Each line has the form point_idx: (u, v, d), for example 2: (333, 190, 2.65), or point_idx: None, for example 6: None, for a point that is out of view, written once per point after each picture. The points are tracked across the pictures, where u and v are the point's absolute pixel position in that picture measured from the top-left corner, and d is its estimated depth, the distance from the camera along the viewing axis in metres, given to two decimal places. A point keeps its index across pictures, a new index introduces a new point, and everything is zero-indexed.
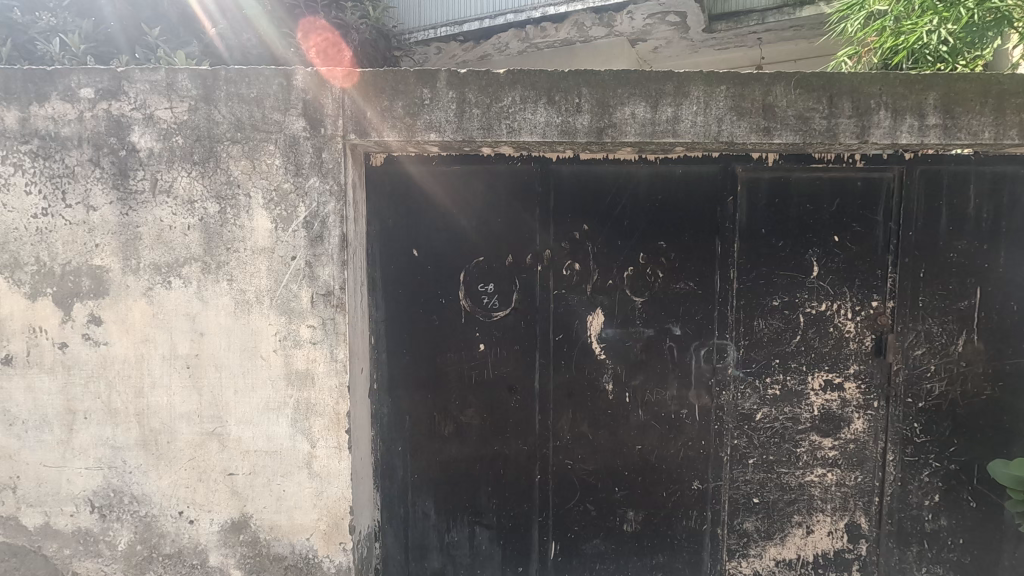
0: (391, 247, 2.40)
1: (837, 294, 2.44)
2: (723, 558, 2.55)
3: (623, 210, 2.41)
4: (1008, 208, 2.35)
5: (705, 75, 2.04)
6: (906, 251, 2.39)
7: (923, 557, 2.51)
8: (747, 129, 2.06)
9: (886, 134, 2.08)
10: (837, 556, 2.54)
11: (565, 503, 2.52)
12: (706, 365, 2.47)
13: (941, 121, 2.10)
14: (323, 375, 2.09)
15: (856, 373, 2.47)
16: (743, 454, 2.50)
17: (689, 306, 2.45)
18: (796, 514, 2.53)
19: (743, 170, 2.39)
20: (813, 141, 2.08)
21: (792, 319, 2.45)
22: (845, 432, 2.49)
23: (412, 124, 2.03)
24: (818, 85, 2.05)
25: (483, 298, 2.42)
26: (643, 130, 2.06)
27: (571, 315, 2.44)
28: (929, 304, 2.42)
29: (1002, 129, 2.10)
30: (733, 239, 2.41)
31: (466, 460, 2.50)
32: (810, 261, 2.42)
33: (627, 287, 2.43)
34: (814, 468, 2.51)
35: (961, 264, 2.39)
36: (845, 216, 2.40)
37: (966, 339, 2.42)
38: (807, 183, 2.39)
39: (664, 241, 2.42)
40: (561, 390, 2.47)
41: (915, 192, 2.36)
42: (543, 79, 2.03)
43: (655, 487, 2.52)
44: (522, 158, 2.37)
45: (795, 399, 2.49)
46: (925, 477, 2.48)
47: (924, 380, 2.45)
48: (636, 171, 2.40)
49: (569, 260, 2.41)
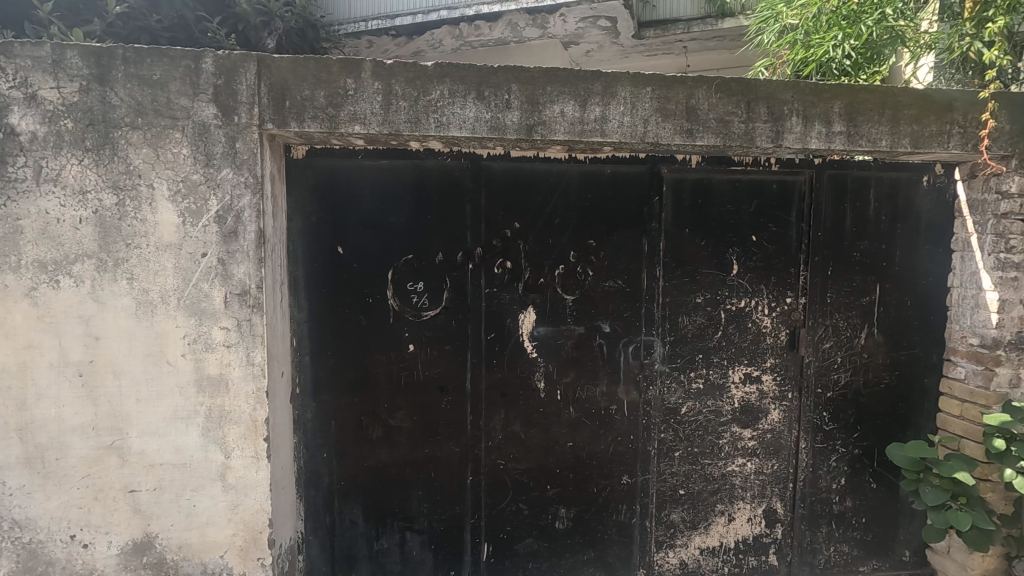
0: (315, 244, 2.28)
1: (755, 292, 2.56)
2: (652, 550, 2.61)
3: (554, 208, 2.41)
4: (902, 210, 2.57)
5: (632, 76, 2.08)
6: (816, 250, 2.54)
7: (832, 537, 2.69)
8: (672, 130, 2.12)
9: (797, 139, 2.21)
10: (756, 541, 2.66)
11: (498, 503, 2.50)
12: (634, 362, 2.52)
13: (846, 129, 2.24)
14: (239, 381, 1.96)
15: (772, 366, 2.60)
16: (669, 448, 2.58)
17: (618, 303, 2.48)
18: (719, 503, 2.63)
19: (668, 170, 2.45)
20: (732, 144, 2.17)
21: (714, 316, 2.55)
22: (763, 422, 2.62)
23: (335, 115, 1.94)
24: (738, 90, 2.14)
25: (412, 297, 2.35)
26: (572, 129, 2.08)
27: (503, 313, 2.42)
28: (836, 300, 2.59)
29: (897, 138, 2.28)
30: (660, 238, 2.47)
31: (395, 464, 2.42)
32: (731, 260, 2.53)
33: (558, 285, 2.44)
34: (735, 458, 2.62)
35: (864, 262, 2.58)
36: (762, 216, 2.52)
37: (867, 332, 2.63)
38: (728, 185, 2.50)
39: (594, 239, 2.44)
40: (493, 389, 2.45)
41: (824, 195, 2.52)
42: (472, 74, 2.00)
43: (586, 483, 2.55)
44: (453, 154, 2.32)
45: (717, 392, 2.59)
46: (833, 461, 2.65)
47: (832, 371, 2.62)
48: (567, 169, 2.41)
49: (500, 259, 2.39)
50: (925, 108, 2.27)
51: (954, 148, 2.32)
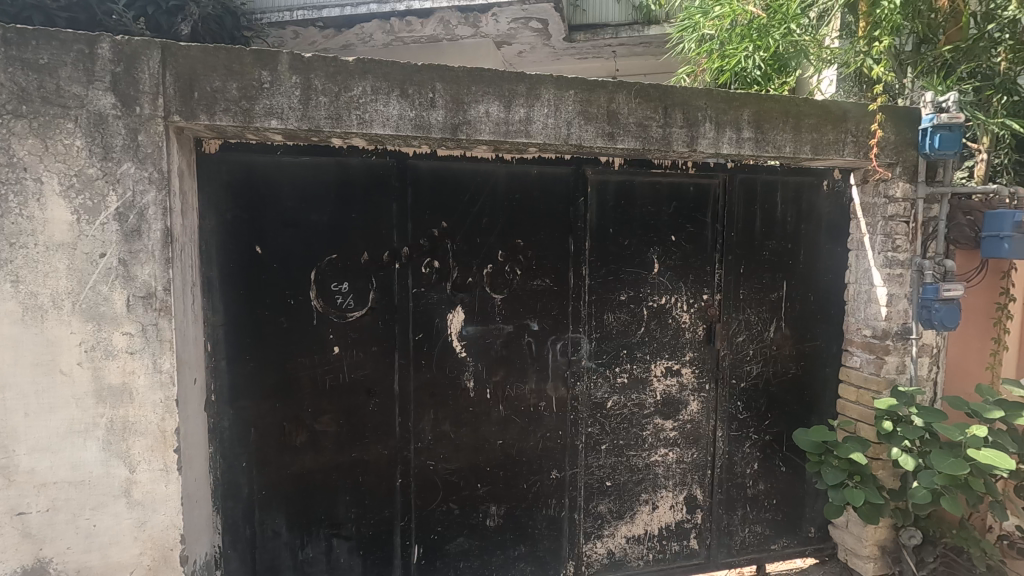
0: (231, 243, 2.16)
1: (674, 289, 2.67)
2: (580, 542, 2.67)
3: (482, 208, 2.42)
4: (806, 212, 2.77)
5: (555, 79, 2.13)
6: (729, 249, 2.69)
7: (746, 518, 2.86)
8: (594, 133, 2.19)
9: (710, 144, 2.33)
10: (678, 526, 2.79)
11: (428, 504, 2.48)
12: (562, 359, 2.57)
13: (754, 135, 2.39)
14: (145, 389, 1.84)
15: (691, 360, 2.73)
16: (596, 441, 2.66)
17: (546, 302, 2.53)
18: (644, 492, 2.74)
19: (593, 172, 2.52)
20: (651, 148, 2.27)
21: (637, 313, 2.65)
22: (683, 413, 2.74)
23: (249, 109, 1.85)
24: (655, 96, 2.24)
25: (336, 297, 2.28)
26: (497, 129, 2.10)
27: (431, 313, 2.40)
28: (747, 296, 2.76)
29: (799, 145, 2.45)
30: (585, 237, 2.53)
31: (320, 471, 2.35)
32: (652, 258, 2.63)
33: (486, 285, 2.45)
34: (658, 448, 2.73)
35: (772, 261, 2.76)
36: (681, 217, 2.64)
37: (776, 326, 2.81)
38: (648, 187, 2.59)
39: (521, 239, 2.47)
40: (422, 390, 2.43)
41: (736, 197, 2.67)
42: (395, 71, 1.97)
43: (516, 480, 2.57)
44: (377, 152, 2.27)
45: (640, 386, 2.69)
46: (747, 448, 2.83)
47: (744, 363, 2.79)
48: (493, 169, 2.42)
49: (428, 259, 2.37)
50: (823, 118, 2.46)
51: (848, 155, 2.52)
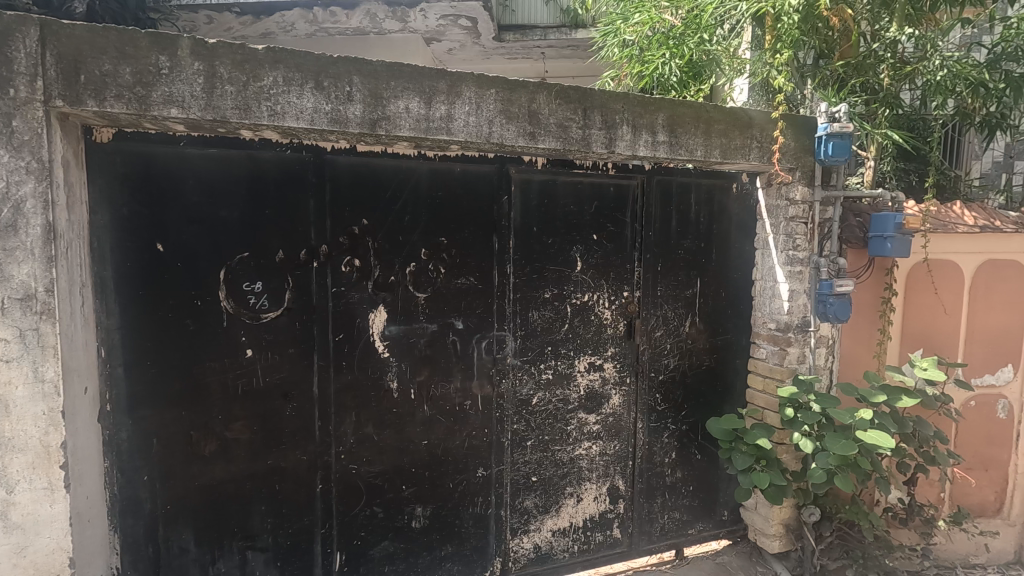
0: (127, 240, 1.99)
1: (597, 287, 2.75)
2: (507, 538, 2.69)
3: (404, 205, 2.38)
4: (718, 213, 2.93)
5: (476, 77, 2.14)
6: (647, 248, 2.80)
7: (665, 505, 2.99)
8: (515, 132, 2.23)
9: (628, 146, 2.43)
10: (601, 517, 2.88)
11: (350, 509, 2.40)
12: (487, 357, 2.58)
13: (668, 139, 2.51)
14: (24, 401, 1.66)
15: (613, 355, 2.82)
16: (522, 437, 2.68)
17: (470, 300, 2.52)
18: (568, 486, 2.79)
19: (516, 171, 2.54)
20: (571, 148, 2.33)
21: (561, 310, 2.70)
22: (605, 407, 2.83)
23: (145, 96, 1.72)
24: (575, 98, 2.30)
25: (249, 298, 2.17)
26: (417, 126, 2.08)
27: (352, 313, 2.33)
28: (665, 293, 2.88)
29: (710, 149, 2.59)
30: (509, 236, 2.55)
31: (233, 481, 2.22)
32: (575, 256, 2.69)
33: (410, 284, 2.41)
34: (582, 442, 2.80)
35: (688, 259, 2.90)
36: (601, 217, 2.72)
37: (691, 321, 2.96)
38: (570, 187, 2.65)
39: (445, 237, 2.46)
40: (343, 393, 2.35)
41: (653, 198, 2.78)
42: (308, 62, 1.90)
43: (442, 480, 2.55)
44: (292, 146, 2.18)
45: (564, 382, 2.74)
46: (665, 438, 2.96)
47: (662, 357, 2.91)
48: (416, 166, 2.38)
49: (348, 257, 2.30)
50: (731, 124, 2.61)
51: (754, 160, 2.70)
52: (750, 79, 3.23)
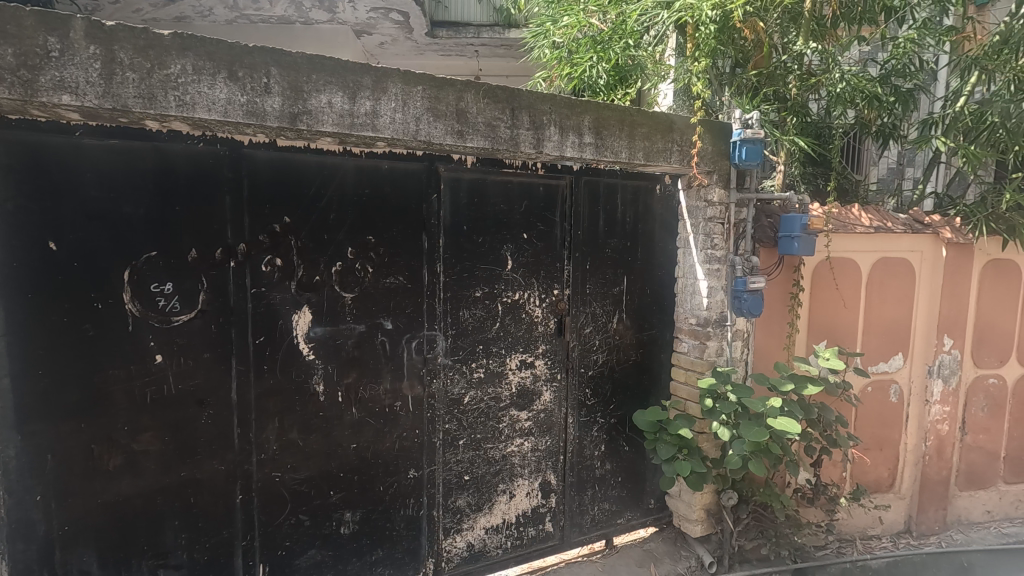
0: (13, 239, 1.80)
1: (527, 285, 2.78)
2: (439, 538, 2.68)
3: (329, 203, 2.30)
4: (643, 213, 3.04)
5: (402, 74, 2.12)
6: (576, 246, 2.86)
7: (595, 497, 3.08)
8: (443, 130, 2.23)
9: (555, 146, 2.49)
10: (534, 512, 2.92)
11: (274, 519, 2.31)
12: (417, 356, 2.55)
13: (594, 141, 2.59)
14: None
15: (543, 353, 2.86)
16: (454, 437, 2.67)
17: (399, 300, 2.49)
18: (501, 483, 2.82)
19: (446, 170, 2.52)
20: (499, 148, 2.37)
21: (492, 309, 2.71)
22: (536, 403, 2.87)
23: (31, 80, 1.57)
24: (502, 97, 2.34)
25: (158, 300, 2.03)
26: (340, 121, 2.02)
27: (273, 315, 2.24)
28: (593, 290, 2.95)
29: (634, 151, 2.70)
30: (438, 235, 2.54)
31: (141, 496, 2.06)
32: (505, 255, 2.71)
33: (335, 283, 2.34)
34: (514, 439, 2.83)
35: (615, 258, 2.99)
36: (531, 216, 2.75)
37: (618, 318, 3.05)
38: (500, 186, 2.66)
39: (373, 236, 2.40)
40: (264, 398, 2.25)
41: (581, 198, 2.85)
42: (221, 51, 1.80)
43: (372, 483, 2.50)
44: (205, 139, 2.05)
45: (495, 380, 2.75)
46: (594, 431, 3.04)
47: (591, 353, 2.99)
48: (340, 163, 2.31)
49: (269, 256, 2.20)
50: (653, 128, 2.73)
51: (674, 162, 2.83)
52: (672, 86, 3.37)
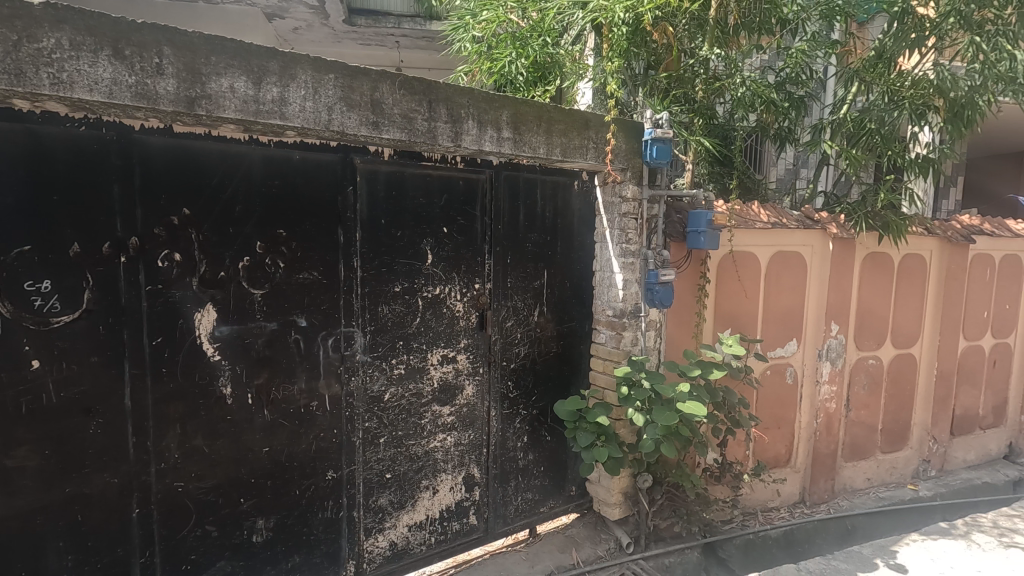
0: None
1: (448, 279, 2.77)
2: (360, 540, 2.61)
3: (234, 194, 2.17)
4: (562, 208, 3.11)
5: (312, 60, 2.04)
6: (497, 240, 2.88)
7: (518, 488, 3.13)
8: (357, 120, 2.17)
9: (473, 140, 2.51)
10: (458, 506, 2.92)
11: (177, 532, 2.16)
12: (334, 354, 2.47)
13: (512, 135, 2.65)
14: None
15: (465, 347, 2.87)
16: (374, 435, 2.62)
17: (314, 296, 2.39)
18: (424, 479, 2.79)
19: (362, 161, 2.45)
20: (416, 141, 2.34)
21: (412, 304, 2.68)
22: (459, 398, 2.87)
23: None
24: (419, 89, 2.32)
25: (33, 299, 1.83)
26: (244, 107, 1.91)
27: (173, 314, 2.08)
28: (514, 284, 2.99)
29: (552, 148, 2.78)
30: (355, 229, 2.46)
31: (17, 517, 1.86)
32: (425, 249, 2.68)
33: (243, 279, 2.21)
34: (437, 434, 2.81)
35: (535, 252, 3.04)
36: (451, 210, 2.73)
37: (539, 311, 3.11)
38: (419, 179, 2.62)
39: (284, 229, 2.29)
40: (164, 404, 2.10)
41: (501, 192, 2.86)
42: (103, 26, 1.65)
43: (287, 487, 2.40)
44: (87, 122, 1.87)
45: (417, 375, 2.72)
46: (517, 423, 3.09)
47: (513, 345, 3.03)
48: (246, 152, 2.18)
49: (166, 251, 2.05)
50: (570, 125, 2.82)
51: (591, 159, 2.93)
52: (589, 85, 3.44)
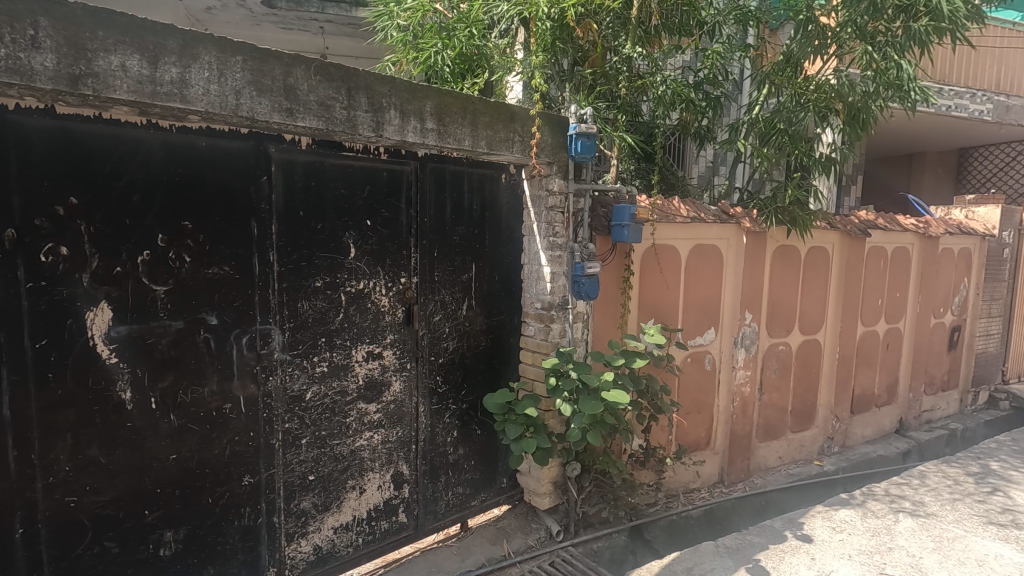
0: None
1: (372, 274, 2.69)
2: (282, 545, 2.51)
3: (131, 182, 2.00)
4: (489, 201, 3.10)
5: (217, 41, 1.92)
6: (423, 233, 2.84)
7: (449, 483, 3.11)
8: (268, 106, 2.06)
9: (396, 131, 2.45)
10: (387, 505, 2.86)
11: (70, 551, 1.98)
12: (249, 354, 2.34)
13: (436, 127, 2.61)
14: None
15: (391, 343, 2.80)
16: (295, 437, 2.51)
17: (226, 292, 2.26)
18: (350, 479, 2.71)
19: (277, 150, 2.33)
20: (334, 129, 2.26)
21: (335, 299, 2.58)
22: (385, 395, 2.80)
23: None
24: (337, 76, 2.24)
25: None
26: (139, 88, 1.77)
27: (61, 314, 1.90)
28: (442, 278, 2.95)
29: (477, 140, 2.77)
30: (270, 221, 2.34)
31: None
32: (347, 243, 2.59)
33: (143, 275, 2.05)
34: (362, 432, 2.73)
35: (463, 245, 3.02)
36: (374, 202, 2.66)
37: (468, 304, 3.09)
38: (340, 169, 2.53)
39: (190, 221, 2.14)
40: (52, 412, 1.91)
41: (426, 185, 2.82)
42: None
43: (198, 496, 2.26)
44: None
45: (341, 373, 2.64)
46: (446, 418, 3.07)
47: (442, 340, 3.00)
48: (144, 137, 2.02)
49: (50, 244, 1.86)
50: (495, 118, 2.82)
51: (517, 153, 2.94)
52: (518, 79, 3.50)
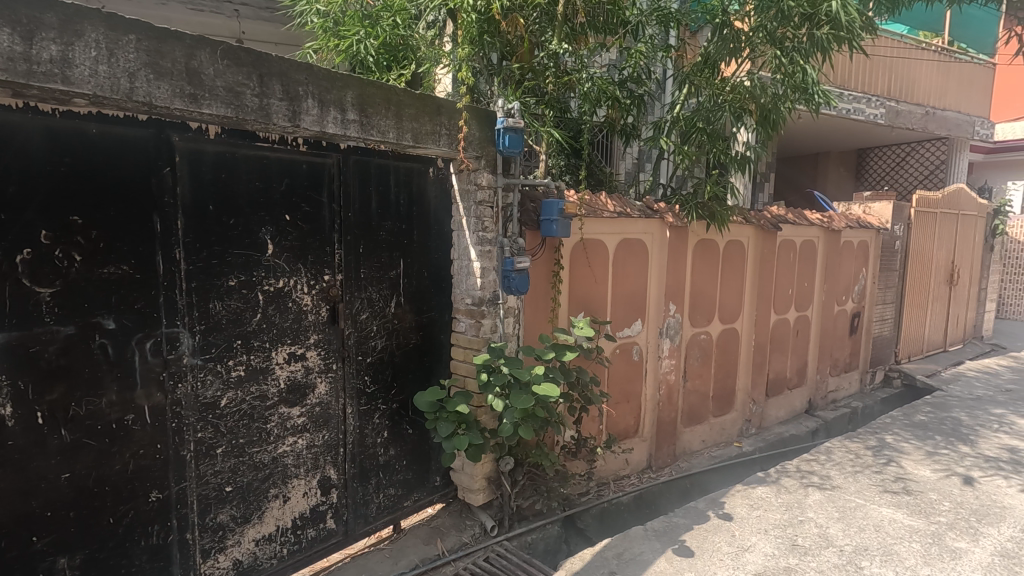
0: None
1: (293, 271, 2.56)
2: (196, 563, 2.35)
3: (6, 171, 1.79)
4: (417, 195, 3.03)
5: (105, 17, 1.75)
6: (347, 229, 2.73)
7: (380, 485, 3.03)
8: (168, 91, 1.90)
9: (314, 121, 2.33)
10: (313, 511, 2.75)
11: None
12: (154, 360, 2.17)
13: (358, 118, 2.52)
14: None
15: (315, 343, 2.68)
16: (210, 446, 2.35)
17: (125, 293, 2.07)
18: (272, 487, 2.58)
19: (181, 139, 2.16)
20: (245, 118, 2.12)
21: (251, 299, 2.44)
22: (310, 397, 2.68)
23: None
24: (247, 61, 2.11)
25: None
26: (9, 66, 1.58)
27: None
28: (368, 275, 2.86)
29: (402, 132, 2.69)
30: (176, 215, 2.17)
31: None
32: (264, 239, 2.44)
33: (24, 276, 1.84)
34: (285, 438, 2.60)
35: (390, 241, 2.94)
36: (294, 196, 2.52)
37: (396, 301, 3.02)
38: (254, 160, 2.38)
39: (80, 216, 1.94)
40: None
41: (350, 178, 2.71)
42: None
43: (98, 516, 2.07)
44: None
45: (259, 377, 2.49)
46: (375, 419, 2.98)
47: (369, 339, 2.90)
48: (22, 122, 1.81)
49: None
50: (421, 110, 2.75)
51: (444, 146, 2.90)
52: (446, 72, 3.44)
